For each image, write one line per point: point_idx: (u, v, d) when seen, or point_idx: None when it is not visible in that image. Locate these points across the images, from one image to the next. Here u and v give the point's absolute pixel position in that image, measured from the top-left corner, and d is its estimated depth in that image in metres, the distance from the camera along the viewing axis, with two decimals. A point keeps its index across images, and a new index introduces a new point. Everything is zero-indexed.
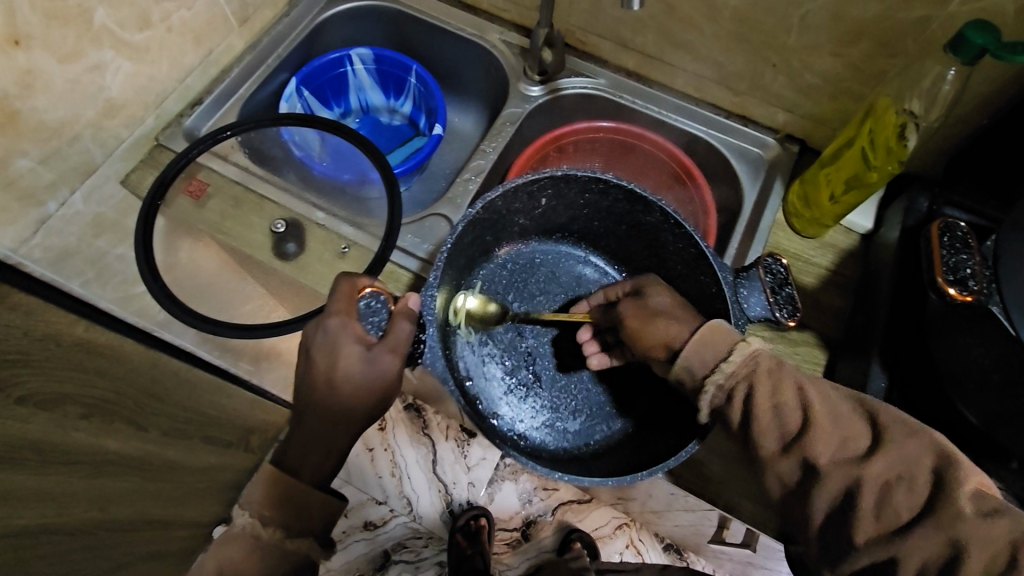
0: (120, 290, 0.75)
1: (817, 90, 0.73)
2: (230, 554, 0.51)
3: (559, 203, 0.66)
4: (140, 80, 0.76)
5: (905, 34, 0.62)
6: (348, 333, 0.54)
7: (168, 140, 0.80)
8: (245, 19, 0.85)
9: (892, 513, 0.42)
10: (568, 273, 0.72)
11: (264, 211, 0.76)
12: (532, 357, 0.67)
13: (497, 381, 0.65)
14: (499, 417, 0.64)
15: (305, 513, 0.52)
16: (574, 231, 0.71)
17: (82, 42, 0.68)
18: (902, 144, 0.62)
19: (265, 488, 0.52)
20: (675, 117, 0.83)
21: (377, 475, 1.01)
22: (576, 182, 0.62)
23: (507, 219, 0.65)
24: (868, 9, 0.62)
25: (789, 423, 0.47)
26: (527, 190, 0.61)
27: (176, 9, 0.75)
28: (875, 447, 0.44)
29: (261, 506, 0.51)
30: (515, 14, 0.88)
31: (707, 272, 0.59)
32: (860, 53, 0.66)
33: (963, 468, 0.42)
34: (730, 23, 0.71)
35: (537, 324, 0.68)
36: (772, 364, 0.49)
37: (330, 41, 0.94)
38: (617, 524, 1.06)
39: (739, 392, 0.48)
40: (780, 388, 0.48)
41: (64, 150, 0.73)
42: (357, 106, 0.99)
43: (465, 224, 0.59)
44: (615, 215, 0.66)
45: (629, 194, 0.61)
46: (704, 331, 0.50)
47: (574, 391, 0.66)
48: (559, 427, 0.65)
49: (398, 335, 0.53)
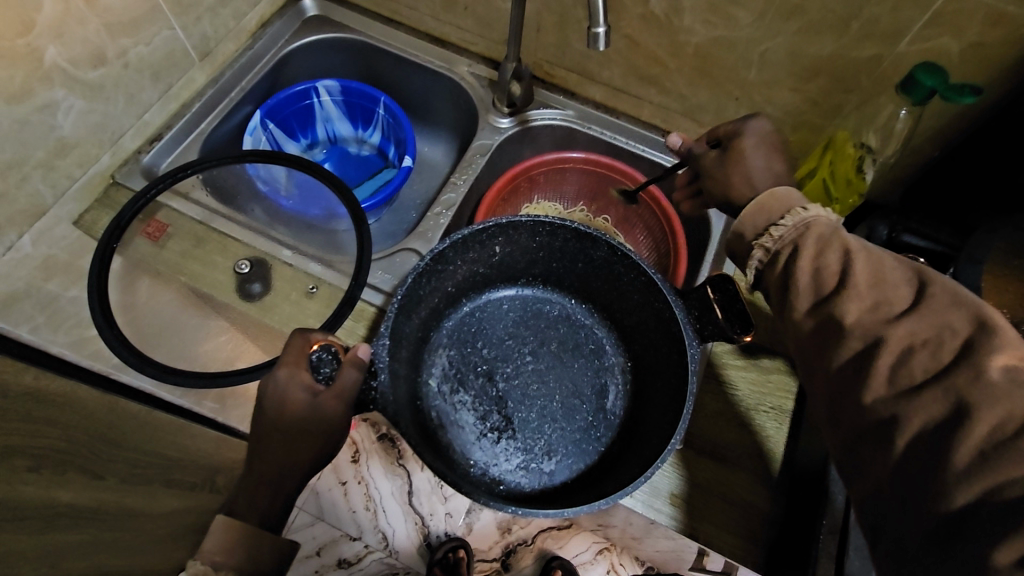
0: (73, 333, 0.75)
1: (778, 123, 0.75)
2: None
3: (514, 249, 0.65)
4: (94, 118, 0.73)
5: (859, 71, 0.64)
6: (298, 383, 0.52)
7: (125, 178, 0.78)
8: (207, 52, 0.83)
9: (907, 374, 0.40)
10: (538, 316, 0.70)
11: (227, 250, 0.74)
12: (505, 400, 0.65)
13: (469, 427, 0.63)
14: (472, 463, 0.62)
15: (256, 554, 0.50)
16: (534, 273, 0.70)
17: (30, 80, 0.64)
18: (860, 178, 0.68)
19: (216, 534, 0.49)
20: (644, 147, 0.84)
21: (350, 510, 0.99)
22: (524, 226, 0.62)
23: (466, 269, 0.65)
24: (824, 48, 0.64)
25: (827, 281, 0.47)
26: (477, 240, 0.61)
27: (134, 45, 0.73)
28: (910, 310, 0.43)
29: (213, 553, 0.49)
30: (483, 46, 0.88)
31: (661, 305, 0.60)
32: (817, 88, 0.68)
33: (997, 338, 0.38)
34: (693, 59, 0.72)
35: (507, 367, 0.66)
36: (827, 231, 0.50)
37: (296, 72, 0.93)
38: (597, 549, 1.15)
39: (783, 252, 0.51)
40: (823, 250, 0.48)
41: (12, 192, 0.69)
42: (324, 137, 0.98)
43: (416, 276, 0.58)
44: (567, 256, 0.66)
45: (577, 233, 0.62)
46: (772, 193, 0.55)
47: (548, 433, 0.64)
48: (535, 469, 0.62)
49: (347, 382, 0.51)
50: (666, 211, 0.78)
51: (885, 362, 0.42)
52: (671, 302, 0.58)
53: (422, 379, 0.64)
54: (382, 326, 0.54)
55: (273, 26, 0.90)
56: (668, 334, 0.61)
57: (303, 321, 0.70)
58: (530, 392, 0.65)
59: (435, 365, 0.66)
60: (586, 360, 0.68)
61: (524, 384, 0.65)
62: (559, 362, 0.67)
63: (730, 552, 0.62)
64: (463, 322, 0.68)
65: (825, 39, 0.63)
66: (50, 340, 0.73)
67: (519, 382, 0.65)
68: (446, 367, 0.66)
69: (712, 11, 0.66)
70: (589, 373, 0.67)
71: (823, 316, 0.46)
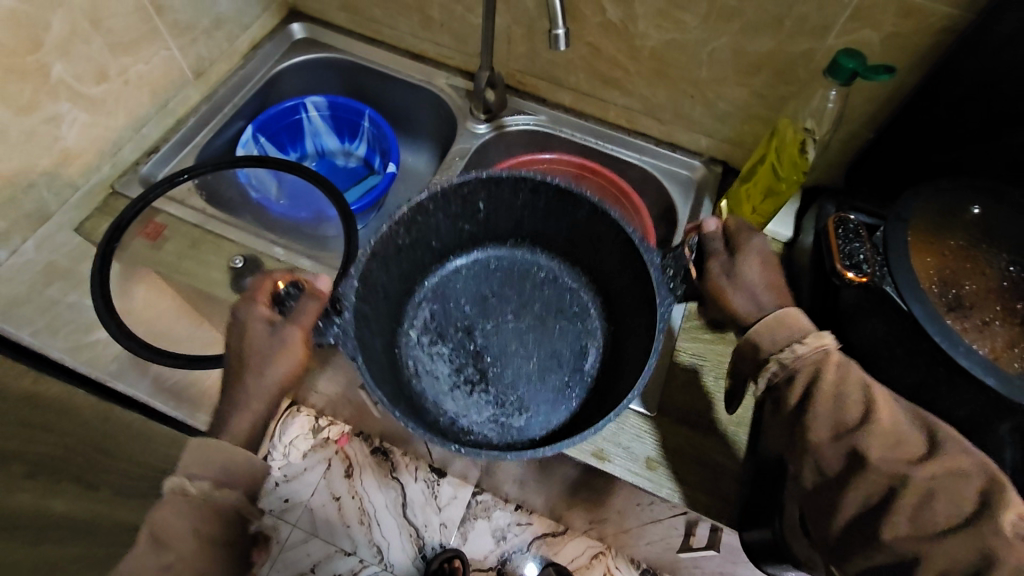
0: (72, 339, 0.77)
1: (732, 117, 0.81)
2: (161, 519, 0.53)
3: (498, 207, 0.68)
4: (96, 130, 0.78)
5: (797, 65, 0.71)
6: (259, 312, 0.63)
7: (124, 187, 0.83)
8: (201, 71, 0.89)
9: (930, 517, 0.46)
10: (523, 274, 0.73)
11: (221, 249, 0.78)
12: (482, 356, 0.69)
13: (444, 378, 0.68)
14: (444, 411, 0.66)
15: (232, 468, 0.57)
16: (521, 234, 0.73)
17: (39, 94, 0.70)
18: (804, 157, 0.71)
19: (192, 454, 0.57)
20: (611, 146, 0.90)
21: (345, 523, 1.16)
22: (506, 183, 0.65)
23: (449, 224, 0.68)
24: (763, 45, 0.71)
25: (846, 415, 0.52)
26: (459, 195, 0.64)
27: (134, 64, 0.79)
28: (930, 456, 0.49)
29: (189, 466, 0.56)
30: (459, 60, 0.95)
31: (638, 263, 0.62)
32: (762, 82, 0.75)
33: (1006, 494, 0.45)
34: (649, 61, 0.79)
35: (486, 325, 0.71)
36: (841, 360, 0.54)
37: (286, 90, 1.00)
38: (594, 553, 1.17)
39: (802, 374, 0.53)
40: (843, 380, 0.52)
41: (18, 199, 0.73)
42: (312, 150, 1.03)
43: (392, 225, 0.61)
44: (552, 217, 0.69)
45: (559, 191, 0.64)
46: (789, 312, 0.56)
47: (519, 389, 0.68)
48: (503, 421, 0.66)
49: (305, 312, 0.60)
50: (635, 202, 0.84)
51: (908, 502, 0.47)
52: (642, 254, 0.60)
53: (402, 329, 0.69)
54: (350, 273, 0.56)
55: (263, 48, 0.96)
56: (642, 292, 0.63)
57: None
58: (506, 349, 0.69)
59: (417, 318, 0.71)
60: (565, 322, 0.72)
61: (501, 341, 0.70)
62: (536, 324, 0.71)
63: (706, 509, 0.66)
64: (447, 280, 0.72)
65: (763, 37, 0.70)
66: (49, 344, 0.76)
67: (497, 339, 0.70)
68: (428, 320, 0.71)
69: (663, 16, 0.73)
70: (569, 334, 0.71)
71: (847, 448, 0.51)
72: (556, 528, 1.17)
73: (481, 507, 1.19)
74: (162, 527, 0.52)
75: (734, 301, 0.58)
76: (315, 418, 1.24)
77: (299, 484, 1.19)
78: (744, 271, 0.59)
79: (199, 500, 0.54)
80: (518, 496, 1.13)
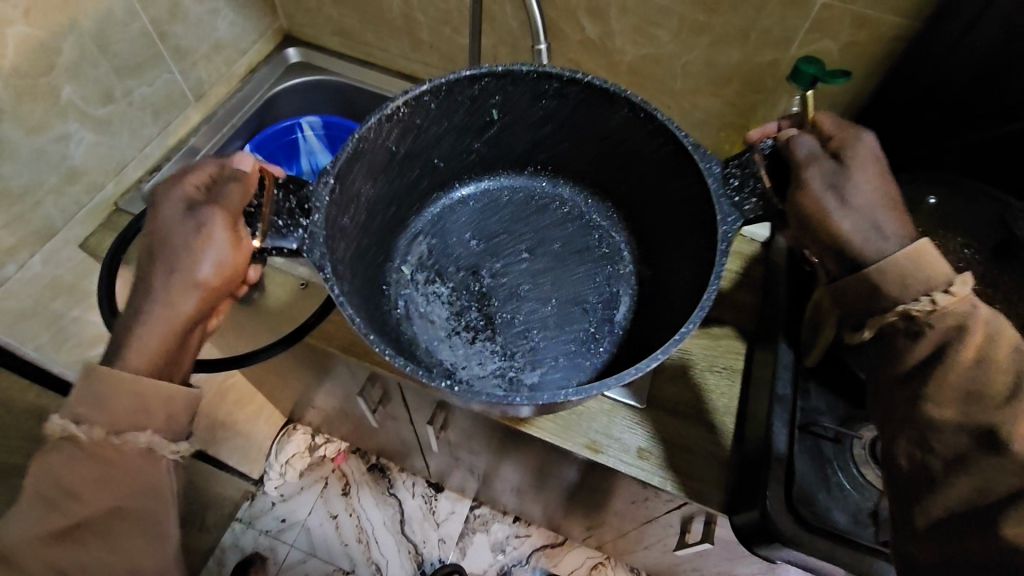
0: (74, 353, 0.85)
1: (706, 125, 0.86)
2: (55, 469, 0.49)
3: (514, 123, 0.68)
4: (101, 149, 0.81)
5: (764, 74, 0.76)
6: (176, 196, 0.54)
7: (127, 205, 0.86)
8: (200, 94, 0.93)
9: None
10: (542, 206, 0.74)
11: None
12: (486, 297, 0.68)
13: (441, 323, 0.67)
14: (439, 357, 0.65)
15: (131, 410, 0.49)
16: (542, 159, 0.73)
17: (49, 115, 0.73)
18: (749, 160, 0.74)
19: (79, 390, 0.49)
20: None
21: (343, 542, 1.16)
22: (525, 85, 0.62)
23: (452, 140, 0.68)
24: (732, 56, 0.76)
25: (989, 386, 0.43)
26: (468, 95, 0.62)
27: (138, 86, 0.83)
28: None
29: (78, 405, 0.49)
30: None
31: (687, 169, 0.59)
32: (732, 92, 0.80)
33: None
34: (627, 75, 0.84)
35: (494, 264, 0.70)
36: (985, 313, 0.44)
37: (282, 111, 1.04)
38: (592, 564, 1.17)
39: (934, 332, 0.45)
40: (977, 339, 0.44)
41: (28, 215, 0.75)
42: (308, 168, 1.06)
43: (375, 124, 0.57)
44: (576, 126, 0.67)
45: (592, 90, 0.60)
46: (925, 246, 0.45)
47: (533, 340, 0.66)
48: (512, 376, 0.64)
49: (232, 194, 0.53)
50: None
51: None
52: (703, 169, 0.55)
53: (395, 266, 0.70)
54: (346, 142, 0.55)
55: (259, 72, 1.01)
56: (698, 219, 0.59)
57: (297, 316, 0.78)
58: (517, 292, 0.68)
59: (411, 254, 0.71)
60: (591, 266, 0.71)
61: (511, 283, 0.69)
62: (556, 266, 0.70)
63: (697, 497, 0.68)
64: (448, 211, 0.74)
65: (731, 48, 0.75)
66: (51, 358, 0.82)
67: (506, 280, 0.69)
68: (424, 255, 0.71)
69: (637, 32, 0.78)
70: (596, 279, 0.70)
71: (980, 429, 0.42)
72: (555, 539, 1.18)
73: (479, 521, 1.20)
74: (60, 480, 0.49)
75: (837, 222, 0.49)
76: (312, 437, 1.26)
77: (296, 503, 1.20)
78: (851, 186, 0.50)
79: (91, 461, 0.49)
80: (516, 508, 1.15)
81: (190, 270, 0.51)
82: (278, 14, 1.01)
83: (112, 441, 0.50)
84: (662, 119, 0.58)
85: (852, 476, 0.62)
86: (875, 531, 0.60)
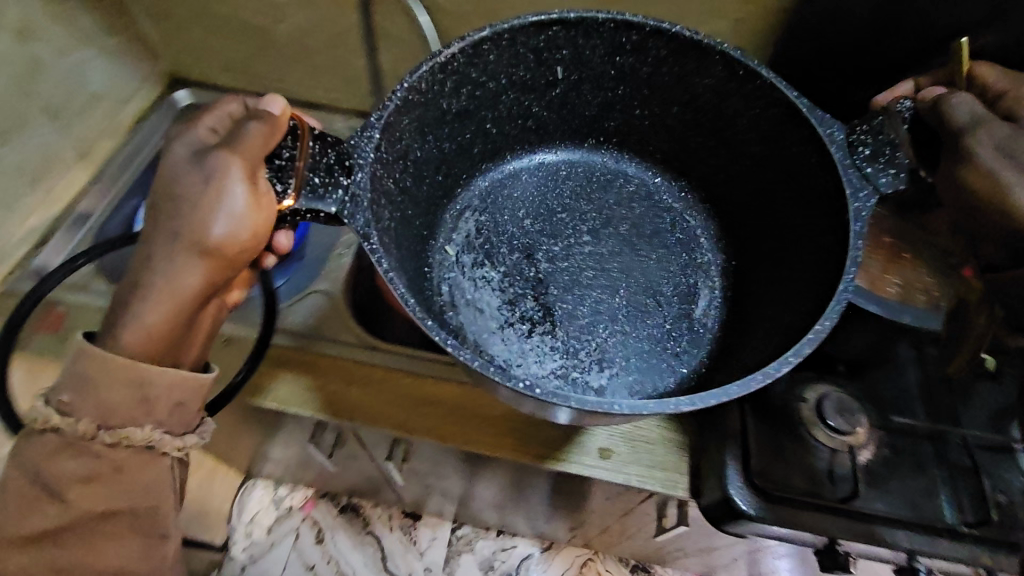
0: None
1: None
2: (37, 453, 0.45)
3: (576, 89, 0.70)
4: None
5: None
6: (196, 134, 0.49)
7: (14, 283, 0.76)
8: (83, 155, 0.86)
9: None
10: (605, 183, 0.76)
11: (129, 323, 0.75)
12: (544, 284, 0.67)
13: (494, 313, 0.65)
14: (491, 344, 0.63)
15: (131, 398, 0.45)
16: (610, 130, 0.75)
17: None
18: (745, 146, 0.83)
19: (71, 362, 0.44)
20: None
21: None
22: (584, 37, 0.63)
23: (511, 103, 0.70)
24: None
25: None
26: (531, 49, 0.63)
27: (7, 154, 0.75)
28: None
29: (62, 387, 0.44)
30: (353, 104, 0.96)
31: (785, 125, 0.60)
32: None
33: None
34: None
35: (550, 251, 0.69)
36: None
37: None
38: (581, 561, 1.16)
39: None
40: None
41: None
42: None
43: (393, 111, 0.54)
44: (644, 84, 0.68)
45: (675, 48, 0.62)
46: None
47: (602, 337, 0.64)
48: (574, 377, 0.62)
49: (254, 135, 0.47)
50: None
51: None
52: (824, 131, 0.55)
53: (440, 246, 0.69)
54: (391, 92, 0.54)
55: (148, 121, 0.94)
56: (812, 188, 0.60)
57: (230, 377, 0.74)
58: (578, 278, 0.67)
59: (461, 232, 0.71)
60: (666, 254, 0.71)
61: (572, 267, 0.68)
62: (623, 249, 0.70)
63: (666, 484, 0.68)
64: (502, 185, 0.75)
65: None
66: None
67: (562, 266, 0.68)
68: (471, 235, 0.71)
69: None
70: (671, 270, 0.70)
71: None
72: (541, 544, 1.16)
73: (463, 542, 1.17)
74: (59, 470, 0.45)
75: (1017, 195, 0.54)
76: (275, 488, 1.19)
77: (269, 561, 1.13)
78: None
79: (78, 455, 0.45)
80: (499, 522, 1.13)
81: (200, 227, 0.45)
82: (156, 55, 0.95)
83: (102, 438, 0.45)
84: (767, 76, 0.58)
85: (812, 436, 0.63)
86: (828, 488, 0.61)
